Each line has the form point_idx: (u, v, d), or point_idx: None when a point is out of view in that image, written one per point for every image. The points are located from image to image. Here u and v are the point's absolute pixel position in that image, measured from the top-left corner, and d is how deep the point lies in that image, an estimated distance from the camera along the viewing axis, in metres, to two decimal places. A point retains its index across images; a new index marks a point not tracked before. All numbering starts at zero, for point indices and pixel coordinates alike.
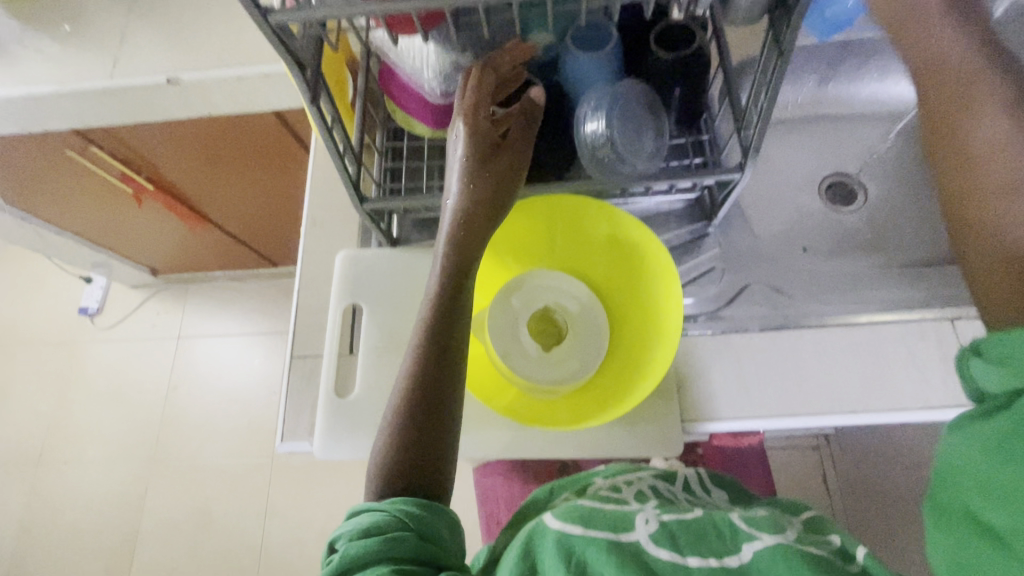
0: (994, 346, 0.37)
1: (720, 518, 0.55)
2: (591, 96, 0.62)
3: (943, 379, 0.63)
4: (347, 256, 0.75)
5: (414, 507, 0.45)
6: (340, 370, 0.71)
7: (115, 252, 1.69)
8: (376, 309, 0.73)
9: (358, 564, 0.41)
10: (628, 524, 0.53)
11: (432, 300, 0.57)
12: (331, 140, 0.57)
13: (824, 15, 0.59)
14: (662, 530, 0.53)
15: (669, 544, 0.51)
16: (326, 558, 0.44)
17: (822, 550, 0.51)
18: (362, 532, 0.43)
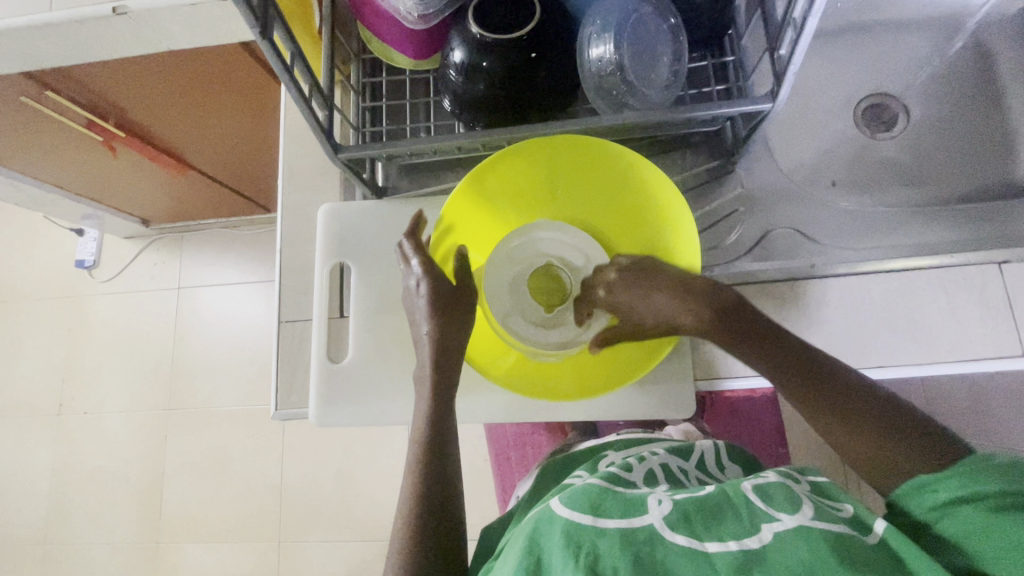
0: (908, 501, 0.46)
1: (735, 496, 0.52)
2: (597, 15, 0.54)
3: (983, 330, 0.58)
4: (330, 211, 0.68)
5: None
6: (331, 335, 0.67)
7: (101, 203, 1.62)
8: (365, 268, 0.67)
9: None
10: (640, 509, 0.52)
11: (419, 431, 0.56)
12: (292, 82, 0.49)
13: None
14: (677, 514, 0.51)
15: (685, 530, 0.49)
16: None
17: (840, 524, 0.47)
18: None
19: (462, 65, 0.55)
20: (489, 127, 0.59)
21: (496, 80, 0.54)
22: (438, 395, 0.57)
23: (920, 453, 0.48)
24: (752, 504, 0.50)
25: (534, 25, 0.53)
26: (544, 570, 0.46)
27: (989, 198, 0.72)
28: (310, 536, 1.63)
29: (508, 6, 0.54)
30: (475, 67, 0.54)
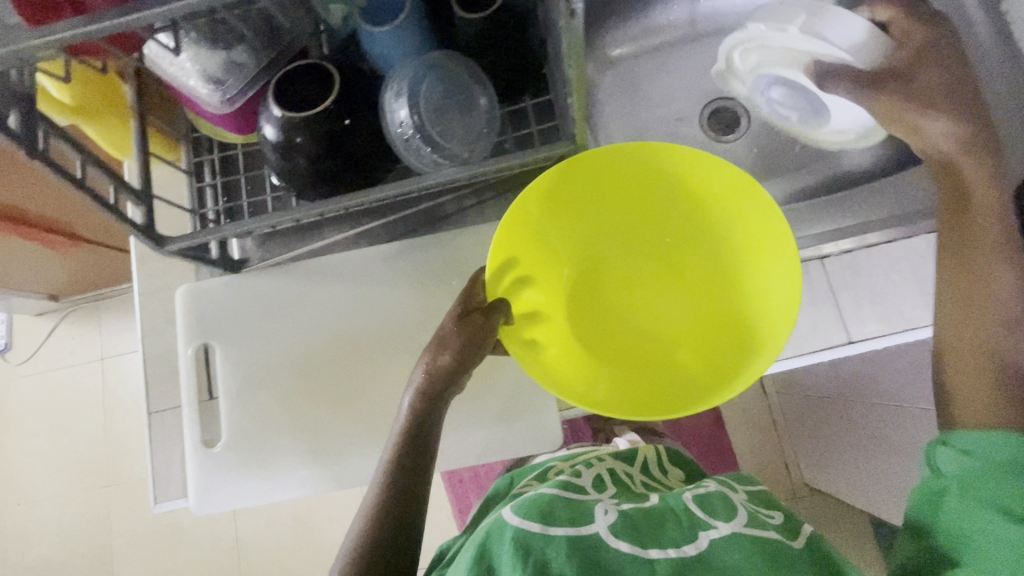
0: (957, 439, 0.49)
1: (679, 507, 0.59)
2: (399, 76, 0.54)
3: (811, 325, 0.62)
4: (188, 292, 0.68)
5: None
6: (204, 417, 0.66)
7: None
8: (231, 344, 0.67)
9: None
10: (592, 515, 0.57)
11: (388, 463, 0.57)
12: (86, 190, 0.48)
13: None
14: (625, 521, 0.56)
15: (631, 536, 0.54)
16: None
17: (770, 530, 0.55)
18: None
19: (276, 143, 0.55)
20: (316, 197, 0.59)
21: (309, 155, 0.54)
22: (412, 433, 0.57)
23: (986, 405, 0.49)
24: (693, 513, 0.57)
25: (335, 96, 0.53)
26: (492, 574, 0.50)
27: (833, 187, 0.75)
28: None
29: (308, 80, 0.53)
30: (287, 145, 0.54)
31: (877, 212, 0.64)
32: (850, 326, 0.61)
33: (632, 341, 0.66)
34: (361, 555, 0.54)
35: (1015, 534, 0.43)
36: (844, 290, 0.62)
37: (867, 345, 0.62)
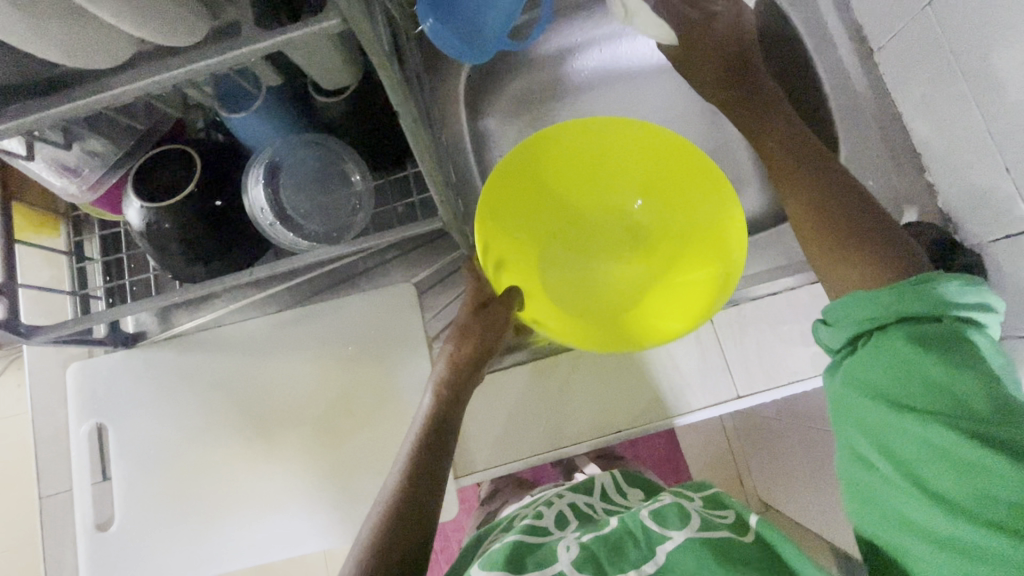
0: (844, 304, 0.48)
1: (633, 522, 0.52)
2: (258, 157, 0.54)
3: (702, 381, 0.63)
4: (77, 369, 0.66)
5: None
6: (98, 498, 0.65)
7: None
8: (123, 422, 0.66)
9: None
10: (549, 558, 0.49)
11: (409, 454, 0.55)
12: None
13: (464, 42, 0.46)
14: (585, 555, 0.49)
15: (591, 568, 0.47)
16: None
17: (721, 531, 0.49)
18: None
19: (139, 228, 0.53)
20: (192, 278, 0.58)
21: (174, 241, 0.53)
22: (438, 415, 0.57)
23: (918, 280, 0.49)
24: (644, 530, 0.51)
25: (198, 180, 0.53)
26: None
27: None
28: None
29: (171, 167, 0.53)
30: (152, 232, 0.53)
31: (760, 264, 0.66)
32: (738, 380, 0.63)
33: (627, 291, 0.68)
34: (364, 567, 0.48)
35: (910, 410, 0.40)
36: (732, 345, 0.64)
37: (757, 398, 0.63)
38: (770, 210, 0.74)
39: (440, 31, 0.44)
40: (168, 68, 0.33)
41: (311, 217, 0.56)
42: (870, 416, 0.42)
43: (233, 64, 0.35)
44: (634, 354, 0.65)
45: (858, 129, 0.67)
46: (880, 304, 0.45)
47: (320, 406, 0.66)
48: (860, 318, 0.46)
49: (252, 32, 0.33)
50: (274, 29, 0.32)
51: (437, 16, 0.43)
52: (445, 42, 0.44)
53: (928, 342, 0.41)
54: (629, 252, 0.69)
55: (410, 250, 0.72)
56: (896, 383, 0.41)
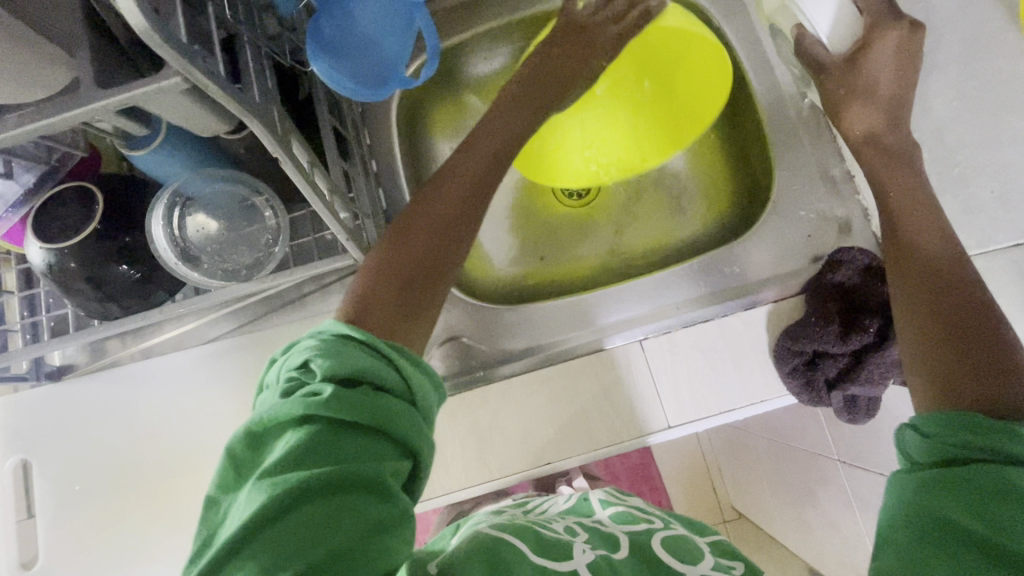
0: (942, 419, 0.38)
1: (648, 549, 0.48)
2: (164, 189, 0.53)
3: (633, 410, 0.62)
4: (1, 405, 0.65)
5: (361, 391, 0.34)
6: (24, 536, 0.64)
7: None
8: (48, 458, 0.64)
9: (324, 407, 0.33)
10: (563, 552, 0.45)
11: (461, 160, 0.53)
12: None
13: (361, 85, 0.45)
14: (600, 561, 0.45)
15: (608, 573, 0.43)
16: (290, 385, 0.35)
17: None
18: (332, 363, 0.35)
19: (41, 268, 0.51)
20: (104, 314, 0.56)
21: (79, 280, 0.52)
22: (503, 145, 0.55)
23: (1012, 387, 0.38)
24: (660, 566, 0.46)
25: (100, 215, 0.52)
26: None
27: (675, 252, 0.73)
28: None
29: (70, 203, 0.52)
30: (54, 273, 0.51)
31: (695, 291, 0.64)
32: (670, 411, 0.62)
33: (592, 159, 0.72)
34: (394, 266, 0.46)
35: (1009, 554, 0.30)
36: (663, 374, 0.62)
37: (689, 427, 0.62)
38: (712, 232, 0.72)
39: (333, 75, 0.43)
40: (7, 127, 0.32)
41: (222, 260, 0.56)
42: (963, 555, 0.32)
43: (82, 120, 0.33)
44: (567, 383, 0.63)
45: (799, 150, 0.65)
46: (1002, 429, 0.35)
47: None
48: (968, 440, 0.36)
49: (94, 92, 0.32)
50: (115, 89, 0.31)
51: (323, 60, 0.43)
52: (342, 84, 0.43)
53: None
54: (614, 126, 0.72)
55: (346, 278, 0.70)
56: (991, 509, 0.32)
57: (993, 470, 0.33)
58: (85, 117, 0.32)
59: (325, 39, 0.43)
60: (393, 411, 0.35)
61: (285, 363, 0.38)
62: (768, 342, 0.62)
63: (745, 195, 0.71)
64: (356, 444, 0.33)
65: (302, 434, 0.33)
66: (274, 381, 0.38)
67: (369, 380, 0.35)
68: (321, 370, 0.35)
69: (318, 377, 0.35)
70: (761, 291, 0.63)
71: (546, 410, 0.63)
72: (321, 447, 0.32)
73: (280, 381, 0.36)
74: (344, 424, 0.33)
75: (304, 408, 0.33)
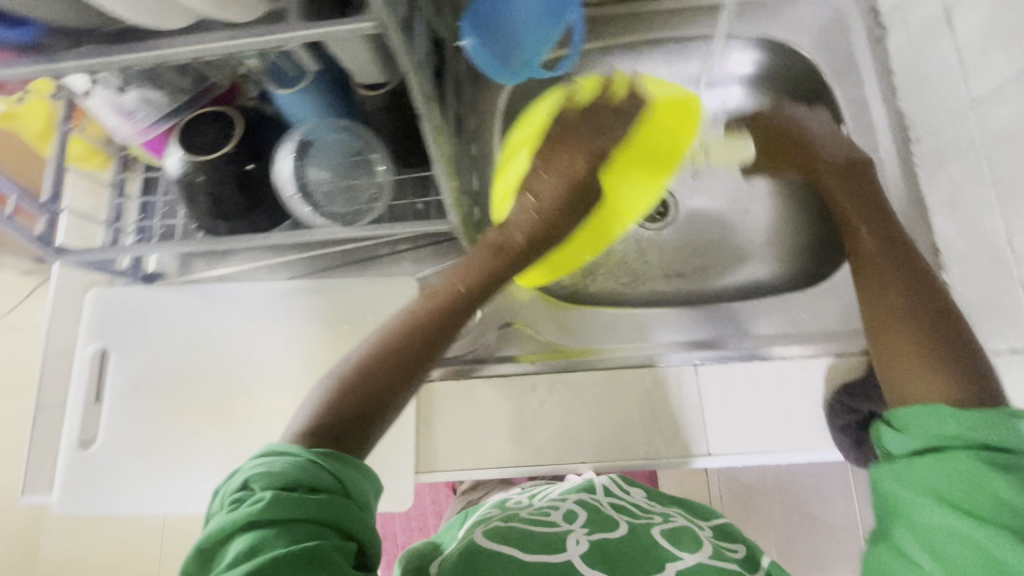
0: (909, 418, 0.45)
1: (648, 537, 0.52)
2: (294, 130, 0.58)
3: (675, 431, 0.63)
4: (96, 294, 0.71)
5: (301, 496, 0.40)
6: (87, 418, 0.69)
7: None
8: (127, 352, 0.69)
9: (264, 516, 0.39)
10: (559, 545, 0.49)
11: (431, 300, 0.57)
12: None
13: (503, 67, 0.49)
14: (594, 552, 0.49)
15: (601, 567, 0.47)
16: (231, 499, 0.41)
17: (732, 563, 0.50)
18: (271, 476, 0.41)
19: (176, 176, 0.57)
20: (215, 230, 0.61)
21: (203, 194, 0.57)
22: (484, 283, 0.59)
23: (947, 380, 0.47)
24: (659, 547, 0.50)
25: (236, 139, 0.57)
26: None
27: (738, 291, 0.74)
28: None
29: (213, 124, 0.57)
30: (185, 182, 0.57)
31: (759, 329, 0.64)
32: (711, 439, 0.62)
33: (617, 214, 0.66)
34: (337, 407, 0.49)
35: (966, 526, 0.38)
36: (712, 402, 0.63)
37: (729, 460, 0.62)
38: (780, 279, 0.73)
39: (481, 54, 0.47)
40: (216, 38, 0.37)
41: (330, 202, 0.60)
42: (944, 543, 0.39)
43: (276, 44, 0.38)
44: (615, 390, 0.65)
45: None
46: (957, 416, 0.43)
47: (305, 376, 0.68)
48: (931, 431, 0.43)
49: (297, 21, 0.36)
50: (315, 21, 0.36)
51: (478, 39, 0.47)
52: (485, 64, 0.48)
53: (991, 464, 0.40)
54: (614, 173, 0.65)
55: (424, 248, 0.74)
56: (953, 490, 0.40)
57: (948, 451, 0.41)
58: (281, 42, 0.37)
59: (481, 15, 0.47)
60: (335, 506, 0.41)
61: (227, 486, 0.42)
62: (823, 394, 0.62)
63: (822, 249, 0.72)
64: (294, 540, 0.38)
65: (247, 540, 0.38)
66: (215, 511, 0.42)
67: (307, 486, 0.41)
68: (261, 487, 0.41)
69: (258, 491, 0.40)
70: (826, 342, 0.63)
71: (588, 412, 0.64)
72: (264, 548, 0.38)
73: (221, 506, 0.41)
74: (284, 525, 0.39)
75: (246, 519, 0.39)
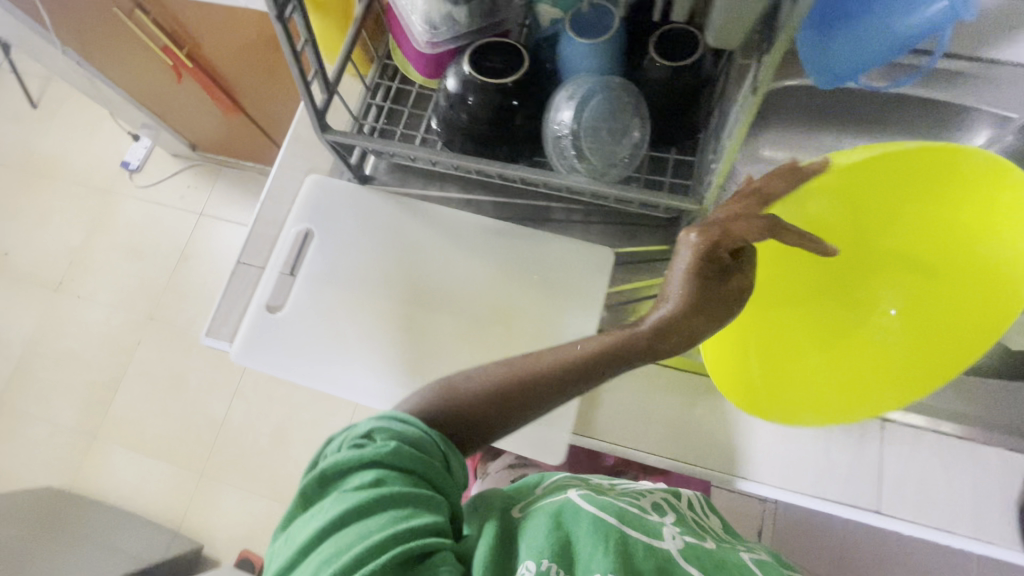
0: None
1: (736, 559, 0.54)
2: (574, 80, 0.60)
3: (841, 477, 0.60)
4: (315, 179, 0.76)
5: (414, 455, 0.46)
6: (279, 286, 0.74)
7: (169, 126, 1.78)
8: (327, 238, 0.73)
9: (387, 463, 0.45)
10: (656, 533, 0.52)
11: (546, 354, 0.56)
12: (293, 63, 0.56)
13: (831, 67, 0.53)
14: (688, 551, 0.52)
15: (696, 565, 0.50)
16: (357, 440, 0.47)
17: None
18: (395, 434, 0.47)
19: (451, 93, 0.62)
20: (460, 151, 0.65)
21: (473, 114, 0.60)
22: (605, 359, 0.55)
23: None
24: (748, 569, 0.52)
25: (519, 76, 0.60)
26: (573, 549, 0.47)
27: None
28: (229, 481, 1.67)
29: (503, 56, 0.61)
30: (459, 99, 0.61)
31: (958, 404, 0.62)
32: (884, 497, 0.59)
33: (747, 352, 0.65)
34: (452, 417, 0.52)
35: None
36: (893, 460, 0.60)
37: (821, 504, 0.60)
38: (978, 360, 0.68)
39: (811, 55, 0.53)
40: None
41: (589, 157, 0.60)
42: None
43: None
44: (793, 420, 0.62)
45: None
46: None
47: (483, 312, 0.70)
48: None
49: None
50: None
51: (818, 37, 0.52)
52: (811, 61, 0.53)
53: None
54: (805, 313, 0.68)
55: (620, 227, 0.76)
56: None
57: None
58: None
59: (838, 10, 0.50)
60: (435, 470, 0.47)
61: (349, 429, 0.49)
62: (1020, 489, 0.58)
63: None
64: (408, 491, 0.44)
65: (365, 478, 0.45)
66: (335, 446, 0.49)
67: (419, 448, 0.47)
68: (384, 438, 0.47)
69: (382, 440, 0.47)
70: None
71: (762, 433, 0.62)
72: (380, 492, 0.44)
73: (345, 443, 0.48)
74: (399, 477, 0.45)
75: (369, 460, 0.45)
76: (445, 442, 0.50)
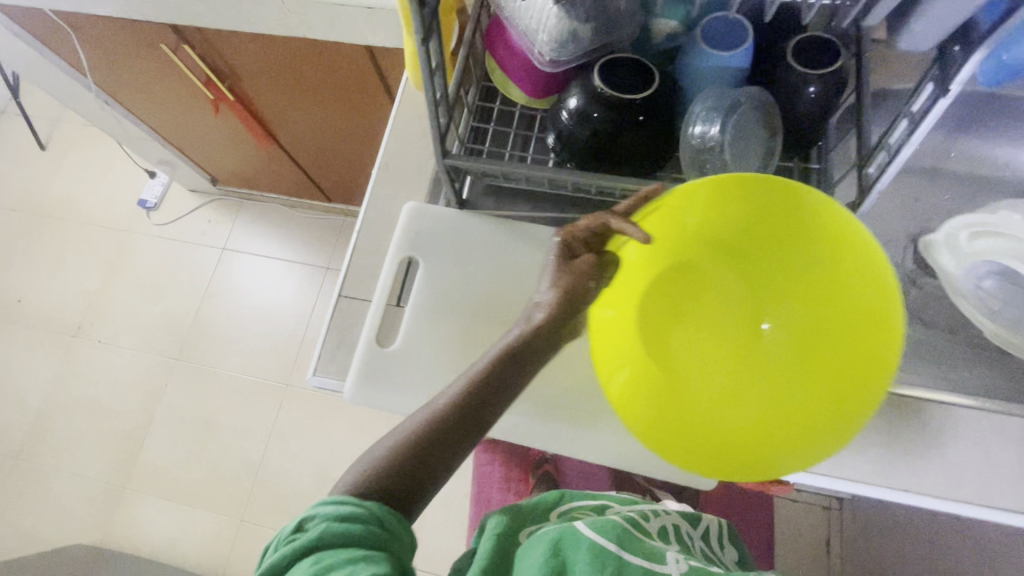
0: None
1: None
2: (709, 92, 0.58)
3: (1001, 480, 0.60)
4: (413, 208, 0.73)
5: (347, 532, 0.44)
6: (386, 320, 0.72)
7: (192, 160, 1.74)
8: (434, 268, 0.71)
9: (325, 548, 0.43)
10: (634, 546, 0.66)
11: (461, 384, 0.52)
12: (430, 86, 0.54)
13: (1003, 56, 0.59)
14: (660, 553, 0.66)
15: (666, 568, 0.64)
16: (290, 534, 0.45)
17: None
18: (331, 515, 0.45)
19: (575, 110, 0.60)
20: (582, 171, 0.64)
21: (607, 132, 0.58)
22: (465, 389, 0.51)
23: None
24: None
25: (649, 93, 0.59)
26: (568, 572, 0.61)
27: None
28: (271, 524, 1.59)
29: (630, 71, 0.60)
30: (585, 116, 0.60)
31: None
32: None
33: (648, 396, 0.53)
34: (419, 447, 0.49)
35: None
36: None
37: (857, 489, 0.62)
38: None
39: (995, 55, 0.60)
40: None
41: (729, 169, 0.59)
42: None
43: None
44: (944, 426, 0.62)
45: None
46: None
47: None
48: None
49: None
50: None
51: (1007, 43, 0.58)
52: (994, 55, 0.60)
53: None
54: (669, 348, 0.54)
55: None
56: None
57: None
58: None
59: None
60: (382, 542, 0.45)
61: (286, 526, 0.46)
62: None
63: None
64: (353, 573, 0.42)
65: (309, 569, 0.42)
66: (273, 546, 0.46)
67: (356, 525, 0.44)
68: (316, 523, 0.44)
69: (315, 526, 0.44)
70: None
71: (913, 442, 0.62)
72: None
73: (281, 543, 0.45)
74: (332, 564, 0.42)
75: (306, 551, 0.43)
76: (393, 513, 0.47)
